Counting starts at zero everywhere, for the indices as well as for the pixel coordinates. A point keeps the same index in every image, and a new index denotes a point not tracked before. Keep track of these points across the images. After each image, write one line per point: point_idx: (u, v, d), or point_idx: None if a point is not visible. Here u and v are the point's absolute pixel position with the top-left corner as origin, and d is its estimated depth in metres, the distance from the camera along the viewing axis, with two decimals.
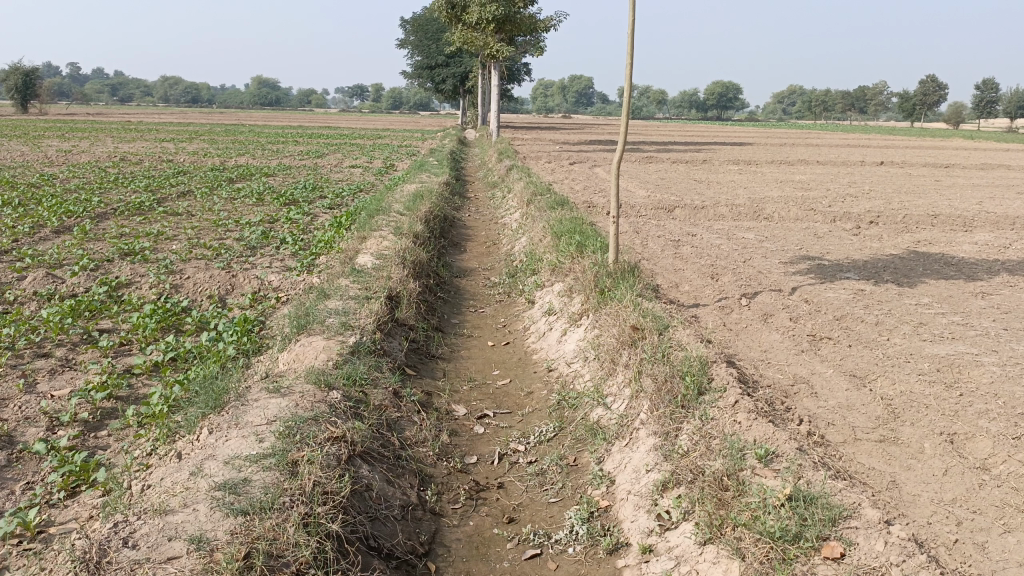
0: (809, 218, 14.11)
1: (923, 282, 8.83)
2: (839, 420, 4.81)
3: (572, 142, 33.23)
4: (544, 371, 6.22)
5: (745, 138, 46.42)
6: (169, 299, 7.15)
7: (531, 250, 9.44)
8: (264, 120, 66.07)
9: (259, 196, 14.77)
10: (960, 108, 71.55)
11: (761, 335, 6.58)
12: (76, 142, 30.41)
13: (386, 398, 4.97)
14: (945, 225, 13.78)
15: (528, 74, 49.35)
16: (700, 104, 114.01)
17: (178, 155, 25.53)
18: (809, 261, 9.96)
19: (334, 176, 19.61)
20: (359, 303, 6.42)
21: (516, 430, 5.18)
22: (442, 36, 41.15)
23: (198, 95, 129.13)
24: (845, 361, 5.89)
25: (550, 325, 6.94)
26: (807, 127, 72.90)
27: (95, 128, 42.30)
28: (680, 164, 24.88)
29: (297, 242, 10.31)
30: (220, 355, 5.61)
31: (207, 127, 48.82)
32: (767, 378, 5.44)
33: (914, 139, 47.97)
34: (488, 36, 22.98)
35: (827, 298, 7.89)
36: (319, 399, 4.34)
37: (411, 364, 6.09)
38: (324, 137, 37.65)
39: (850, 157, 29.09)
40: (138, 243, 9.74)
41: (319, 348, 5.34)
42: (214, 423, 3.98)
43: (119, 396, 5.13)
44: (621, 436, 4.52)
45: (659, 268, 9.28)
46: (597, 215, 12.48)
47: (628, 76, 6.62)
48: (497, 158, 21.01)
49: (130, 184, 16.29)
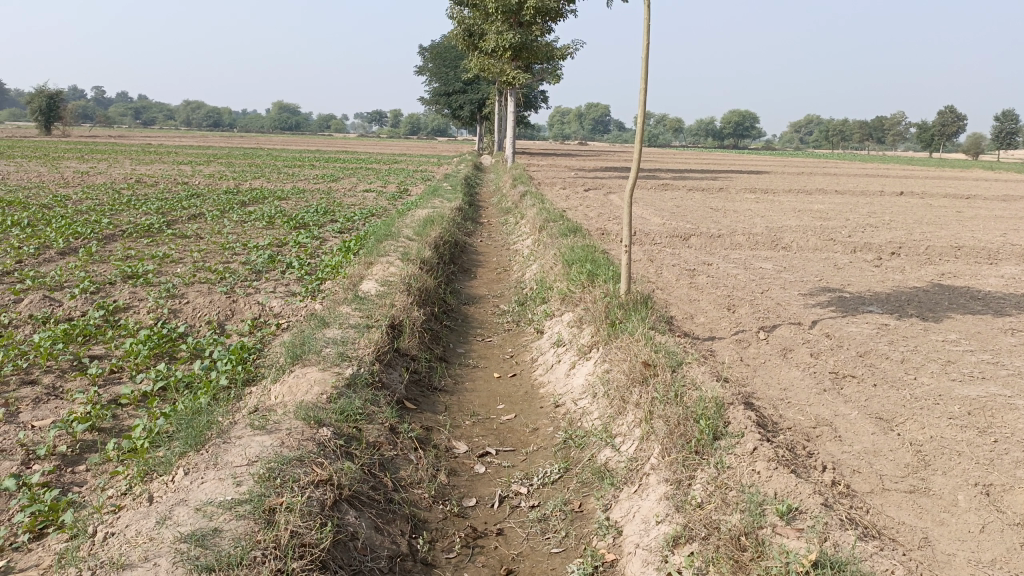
0: (829, 248, 13.79)
1: (950, 317, 8.47)
2: (865, 468, 4.47)
3: (587, 169, 33.08)
4: (550, 406, 5.92)
5: (763, 166, 46.06)
6: (166, 325, 6.94)
7: (541, 278, 9.18)
8: (282, 144, 66.60)
9: (269, 220, 14.65)
10: (981, 139, 70.98)
11: (781, 372, 6.26)
12: (95, 164, 30.68)
13: (381, 435, 4.69)
14: (969, 257, 13.40)
15: (546, 101, 49.46)
16: (716, 133, 113.95)
17: (193, 177, 25.57)
18: (829, 293, 9.63)
19: (347, 200, 19.50)
20: (359, 332, 6.17)
21: (518, 470, 4.88)
22: (460, 63, 41.34)
23: (220, 119, 130.68)
24: (870, 401, 5.56)
25: (559, 358, 6.65)
26: (824, 155, 72.56)
27: (116, 149, 42.75)
28: (696, 191, 24.62)
29: (303, 266, 10.12)
30: (211, 385, 5.37)
31: (226, 150, 49.29)
32: (787, 419, 5.11)
33: (934, 169, 47.47)
34: (504, 63, 22.98)
35: (849, 333, 7.55)
36: (307, 437, 4.07)
37: (411, 397, 5.82)
38: (340, 161, 37.75)
39: (869, 187, 28.71)
40: (142, 266, 9.59)
41: (314, 380, 5.09)
42: (190, 464, 3.73)
43: (103, 428, 4.89)
44: (630, 482, 4.22)
45: (674, 298, 8.98)
46: (610, 243, 12.21)
47: (640, 105, 6.39)
48: (512, 184, 20.84)
49: (142, 206, 16.23)
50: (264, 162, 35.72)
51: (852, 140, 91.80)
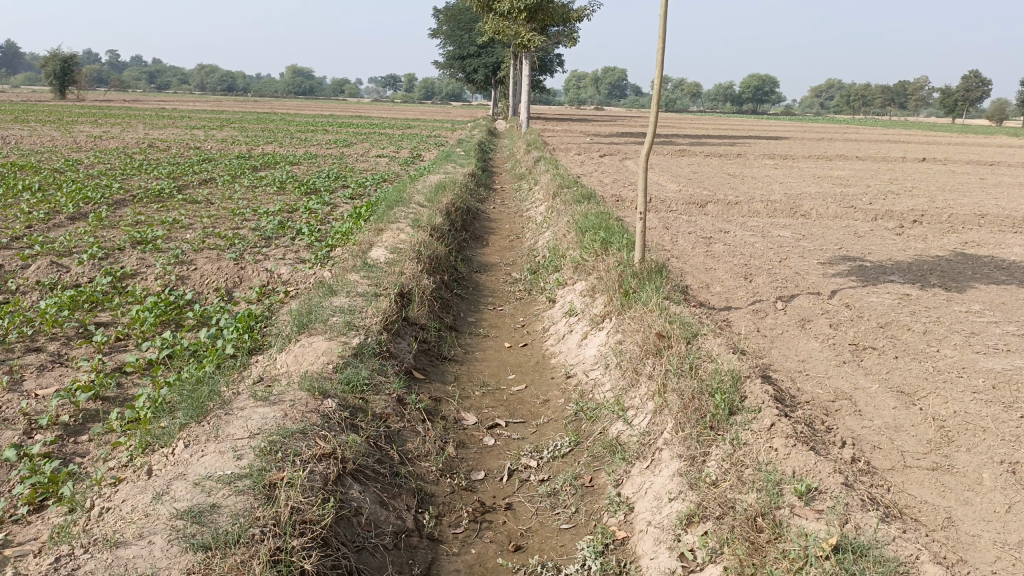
0: (849, 215, 13.49)
1: (973, 287, 8.25)
2: (886, 445, 4.33)
3: (603, 134, 32.68)
4: (561, 377, 5.80)
5: (782, 132, 45.29)
6: (173, 292, 6.86)
7: (554, 246, 9.02)
8: (295, 108, 66.31)
9: (280, 185, 14.50)
10: (1006, 104, 69.43)
11: (799, 343, 6.10)
12: (108, 128, 30.57)
13: (387, 407, 4.60)
14: (993, 225, 13.09)
15: (561, 65, 48.73)
16: (734, 98, 112.31)
17: (205, 142, 25.42)
18: (849, 262, 9.41)
19: (360, 165, 19.33)
20: (367, 301, 6.05)
21: (528, 442, 4.77)
22: (475, 26, 40.70)
23: (234, 83, 130.06)
24: (891, 375, 5.39)
25: (571, 327, 6.52)
26: (845, 121, 71.40)
27: (128, 114, 42.63)
28: (713, 157, 24.20)
29: (314, 233, 10.01)
30: (217, 354, 5.28)
31: (239, 114, 49.06)
32: (805, 393, 4.97)
33: (956, 136, 46.53)
34: (519, 26, 22.52)
35: (870, 303, 7.36)
36: (311, 408, 3.97)
37: (420, 368, 5.71)
38: (354, 126, 37.49)
39: (890, 154, 28.15)
40: (151, 231, 9.50)
41: (320, 350, 4.99)
42: (190, 436, 3.64)
43: (106, 397, 4.83)
44: (642, 457, 4.10)
45: (690, 267, 8.81)
46: (625, 210, 12.00)
47: (657, 70, 6.16)
48: (526, 149, 20.55)
49: (153, 171, 16.14)
50: (278, 127, 35.51)
51: (874, 105, 90.12)
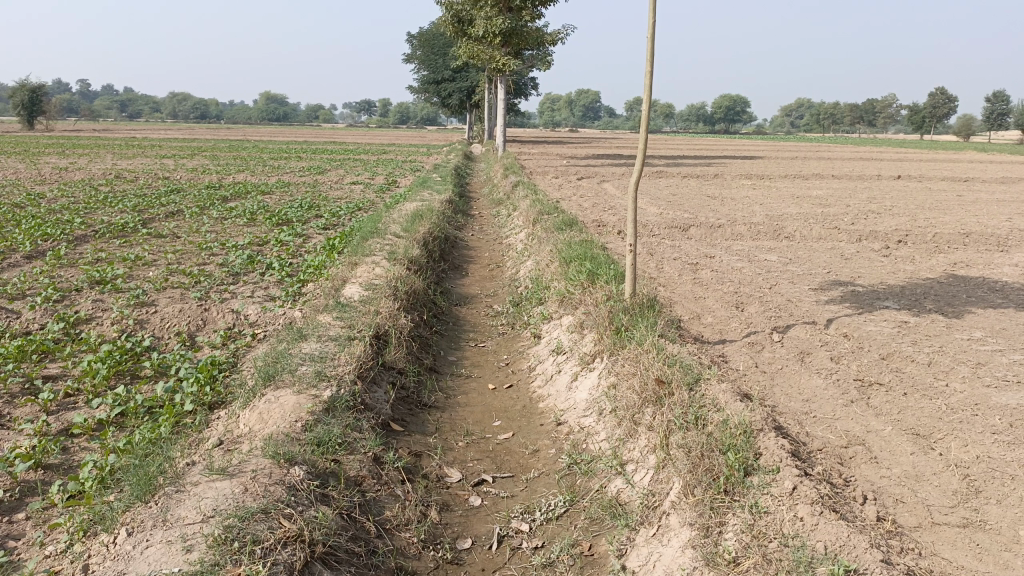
0: (833, 237, 13.28)
1: (971, 312, 7.98)
2: (909, 497, 3.96)
3: (580, 157, 32.58)
4: (551, 423, 5.38)
5: (756, 151, 45.49)
6: (130, 338, 6.37)
7: (537, 277, 8.64)
8: (267, 135, 65.79)
9: (251, 216, 14.04)
10: (972, 120, 70.63)
11: (801, 379, 5.74)
12: (74, 159, 29.89)
13: (362, 468, 4.17)
14: (978, 244, 12.94)
15: (535, 89, 48.77)
16: (706, 119, 113.44)
17: (174, 172, 24.86)
18: (841, 287, 9.12)
19: (334, 193, 18.89)
20: (339, 346, 5.61)
21: (518, 502, 4.35)
22: (448, 51, 40.57)
23: (207, 111, 128.99)
24: (902, 414, 5.04)
25: (559, 367, 6.12)
26: (817, 140, 72.21)
27: (98, 143, 41.98)
28: (691, 178, 24.08)
29: (284, 267, 9.56)
30: (173, 412, 4.81)
31: (212, 142, 48.44)
32: (816, 438, 4.61)
33: (927, 151, 46.99)
34: (493, 50, 22.31)
35: (869, 332, 7.05)
36: (275, 479, 3.53)
37: (399, 418, 5.28)
38: (327, 153, 37.05)
39: (864, 171, 28.23)
40: (111, 269, 9.00)
41: (288, 406, 4.54)
42: (135, 521, 3.18)
43: (48, 465, 4.34)
44: (647, 523, 3.70)
45: (678, 296, 8.48)
46: (607, 237, 11.69)
47: (644, 94, 5.83)
48: (503, 173, 20.26)
49: (119, 204, 15.60)
50: (250, 155, 35.02)
51: (844, 123, 91.44)
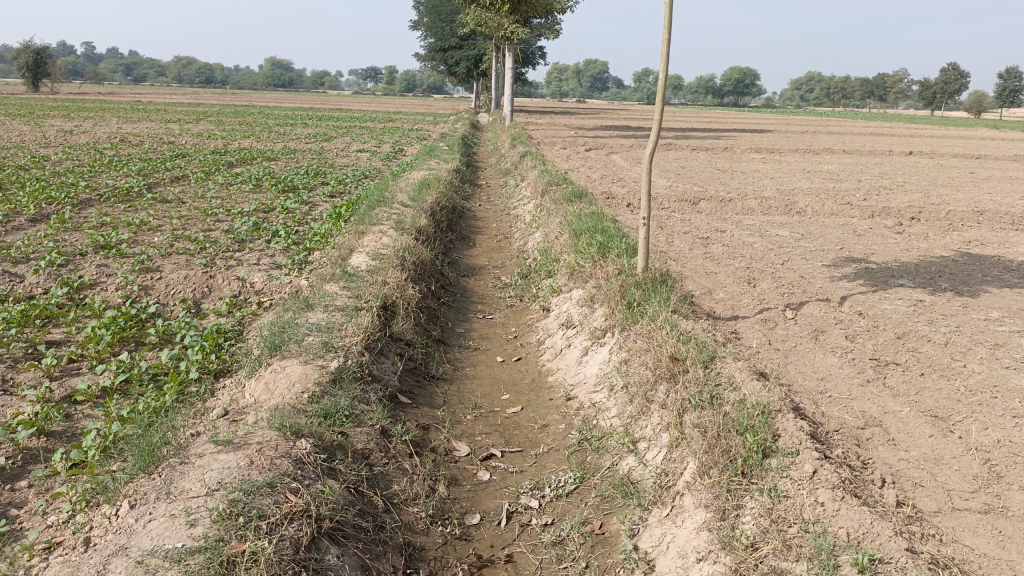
0: (845, 212, 13.10)
1: (987, 291, 7.84)
2: (928, 482, 3.88)
3: (588, 128, 32.24)
4: (561, 398, 5.29)
5: (765, 125, 45.01)
6: (135, 304, 6.28)
7: (546, 249, 8.51)
8: (271, 101, 65.33)
9: (256, 182, 13.91)
10: (984, 96, 69.71)
11: (816, 358, 5.63)
12: (80, 122, 29.69)
13: (370, 441, 4.10)
14: (993, 223, 12.74)
15: (543, 58, 48.21)
16: (715, 91, 112.24)
17: (179, 136, 24.62)
18: (855, 264, 8.97)
19: (340, 161, 18.69)
20: (346, 316, 5.51)
21: (528, 477, 4.27)
22: (456, 17, 39.98)
23: (213, 75, 128.05)
24: (920, 396, 4.94)
25: (569, 341, 6.02)
26: (827, 115, 71.42)
27: (103, 107, 41.80)
28: (700, 151, 23.80)
29: (290, 235, 9.45)
30: (178, 380, 4.72)
31: (216, 107, 48.06)
32: (832, 419, 4.52)
33: (940, 128, 46.43)
34: (502, 17, 21.95)
35: (884, 310, 6.92)
36: (281, 452, 3.45)
37: (406, 390, 5.20)
38: (333, 120, 36.79)
39: (876, 147, 27.88)
40: (116, 234, 8.91)
41: (294, 376, 4.45)
42: (137, 493, 3.10)
43: (51, 432, 4.27)
44: (661, 503, 3.62)
45: (689, 271, 8.35)
46: (617, 209, 11.54)
47: (663, 63, 5.65)
48: (511, 143, 20.05)
49: (124, 168, 15.44)
50: (255, 121, 34.66)
51: (854, 97, 90.46)
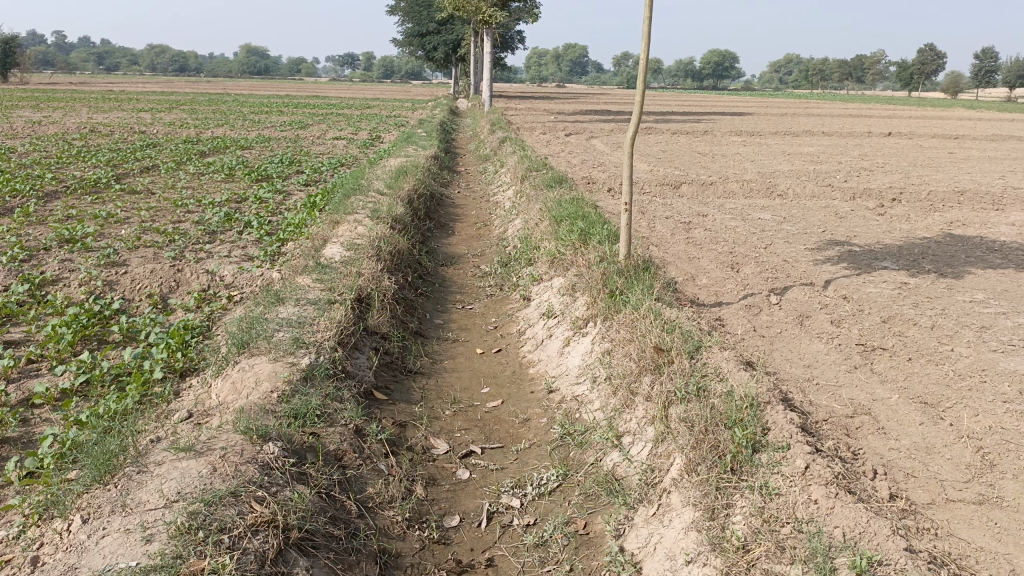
0: (827, 194, 13.02)
1: (971, 272, 7.77)
2: (921, 472, 3.77)
3: (567, 112, 32.03)
4: (543, 390, 5.14)
5: (744, 107, 45.08)
6: (99, 301, 6.04)
7: (525, 236, 8.34)
8: (246, 89, 64.36)
9: (230, 171, 13.60)
10: (959, 77, 70.06)
11: (802, 344, 5.51)
12: (49, 112, 29.01)
13: (343, 442, 3.93)
14: (973, 203, 12.71)
15: (522, 42, 47.82)
16: (694, 74, 112.14)
17: (151, 126, 24.11)
18: (838, 247, 8.88)
19: (316, 149, 18.35)
20: (319, 310, 5.31)
21: (508, 475, 4.11)
22: (433, 2, 39.51)
23: (187, 63, 126.13)
24: (909, 382, 4.83)
25: (550, 331, 5.86)
26: (806, 97, 71.51)
27: (74, 97, 40.93)
28: (681, 135, 23.67)
29: (264, 225, 9.20)
30: (141, 381, 4.51)
31: (190, 96, 47.22)
32: (820, 407, 4.40)
33: (915, 108, 46.84)
34: (479, 1, 21.63)
35: (869, 294, 6.82)
36: (247, 457, 3.26)
37: (382, 386, 5.02)
38: (310, 107, 36.27)
39: (855, 128, 27.90)
40: (81, 227, 8.61)
41: (263, 375, 4.26)
42: (91, 506, 2.91)
43: (6, 438, 4.05)
44: (647, 502, 3.47)
45: (671, 256, 8.22)
46: (598, 194, 11.38)
47: (643, 42, 5.45)
48: (490, 129, 19.80)
49: (93, 159, 15.03)
50: (231, 109, 34.07)
51: (832, 79, 90.72)
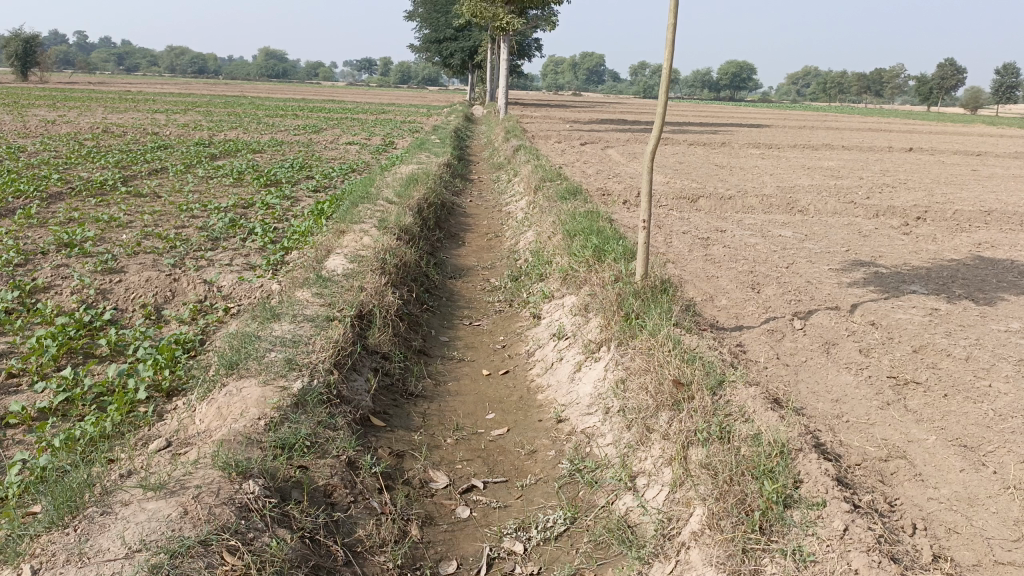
0: (849, 211, 12.66)
1: (1004, 298, 7.39)
2: (965, 528, 3.42)
3: (584, 121, 31.82)
4: (551, 419, 4.81)
5: (762, 118, 44.72)
6: (90, 311, 5.77)
7: (537, 250, 8.03)
8: (262, 92, 64.57)
9: (239, 176, 13.38)
10: (980, 93, 69.31)
11: (829, 375, 5.17)
12: (64, 112, 28.96)
13: (333, 476, 3.63)
14: (1001, 223, 12.31)
15: (538, 50, 47.67)
16: (710, 85, 111.79)
17: (164, 127, 24.00)
18: (864, 268, 8.51)
19: (328, 154, 18.15)
20: (316, 328, 5.02)
21: (512, 515, 3.79)
22: (451, 8, 39.44)
23: (206, 65, 126.84)
24: (946, 421, 4.48)
25: (560, 354, 5.54)
26: (824, 110, 71.00)
27: (91, 96, 41.03)
28: (699, 147, 23.35)
29: (268, 232, 8.94)
30: (123, 402, 4.22)
31: (206, 97, 47.22)
32: (852, 450, 4.06)
33: (935, 123, 46.36)
34: (497, 8, 21.41)
35: (899, 321, 6.46)
36: (222, 499, 2.97)
37: (380, 411, 4.72)
38: (325, 111, 36.16)
39: (875, 143, 27.43)
40: (82, 231, 8.38)
41: (250, 400, 3.96)
42: (44, 553, 2.62)
43: None
44: (663, 557, 3.16)
45: (689, 275, 7.89)
46: (613, 207, 11.08)
47: (667, 51, 5.13)
48: (505, 137, 19.52)
49: (102, 160, 14.84)
50: (246, 111, 33.97)
51: (850, 93, 90.14)
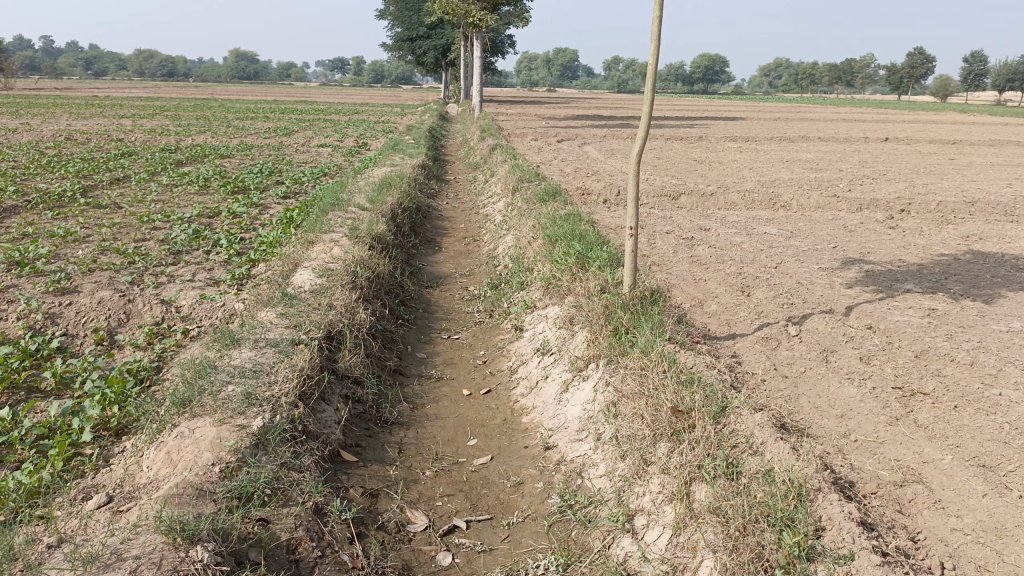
0: (833, 205, 12.42)
1: (1001, 294, 7.15)
2: (997, 565, 3.10)
3: (559, 117, 31.56)
4: (538, 446, 4.45)
5: (736, 111, 44.67)
6: (35, 339, 5.31)
7: (517, 256, 7.66)
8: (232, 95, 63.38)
9: (204, 183, 12.85)
10: (950, 81, 69.90)
11: (831, 387, 4.87)
12: (27, 119, 28.04)
13: (298, 528, 3.25)
14: (986, 214, 12.13)
15: (512, 46, 47.21)
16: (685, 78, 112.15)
17: (131, 133, 23.27)
18: (855, 266, 8.23)
19: (298, 157, 17.60)
20: (280, 354, 4.63)
21: (500, 559, 3.44)
22: (423, 6, 38.86)
23: (175, 68, 124.87)
24: (960, 437, 4.19)
25: (546, 371, 5.19)
26: (799, 100, 71.14)
27: (55, 102, 39.92)
28: (677, 141, 23.10)
29: (234, 244, 8.51)
30: (65, 448, 3.80)
31: (174, 101, 46.23)
32: (865, 477, 3.73)
33: (905, 112, 46.73)
34: (469, 5, 20.93)
35: (897, 323, 6.18)
36: (166, 573, 2.59)
37: (351, 444, 4.34)
38: (297, 113, 35.43)
39: (851, 134, 27.30)
40: (33, 248, 7.88)
41: (204, 443, 3.56)
42: None
43: None
44: None
45: (676, 279, 7.57)
46: (593, 207, 10.75)
47: (653, 46, 4.77)
48: (480, 135, 19.09)
49: (61, 169, 14.23)
50: (215, 115, 33.12)
51: (822, 83, 90.64)
